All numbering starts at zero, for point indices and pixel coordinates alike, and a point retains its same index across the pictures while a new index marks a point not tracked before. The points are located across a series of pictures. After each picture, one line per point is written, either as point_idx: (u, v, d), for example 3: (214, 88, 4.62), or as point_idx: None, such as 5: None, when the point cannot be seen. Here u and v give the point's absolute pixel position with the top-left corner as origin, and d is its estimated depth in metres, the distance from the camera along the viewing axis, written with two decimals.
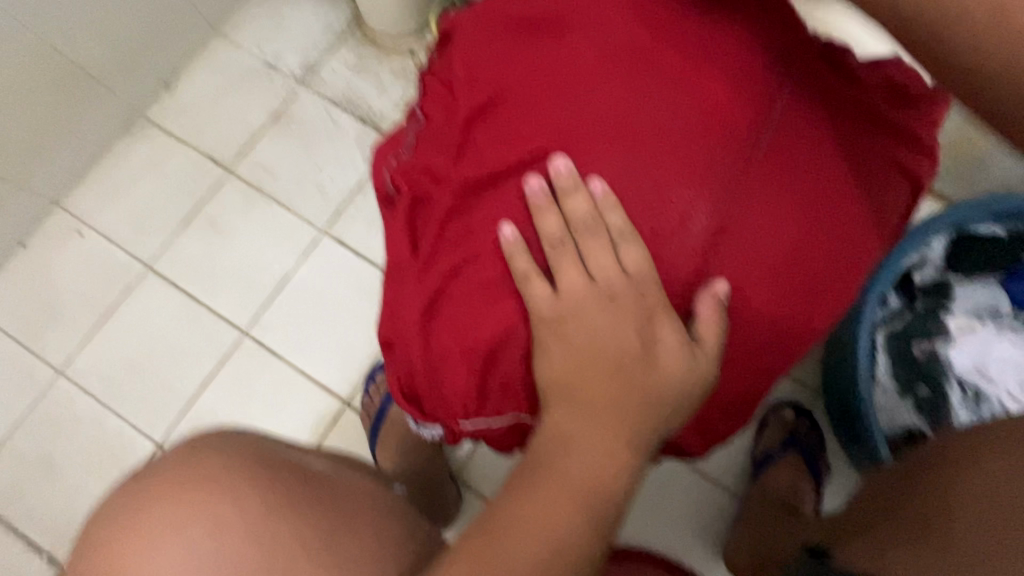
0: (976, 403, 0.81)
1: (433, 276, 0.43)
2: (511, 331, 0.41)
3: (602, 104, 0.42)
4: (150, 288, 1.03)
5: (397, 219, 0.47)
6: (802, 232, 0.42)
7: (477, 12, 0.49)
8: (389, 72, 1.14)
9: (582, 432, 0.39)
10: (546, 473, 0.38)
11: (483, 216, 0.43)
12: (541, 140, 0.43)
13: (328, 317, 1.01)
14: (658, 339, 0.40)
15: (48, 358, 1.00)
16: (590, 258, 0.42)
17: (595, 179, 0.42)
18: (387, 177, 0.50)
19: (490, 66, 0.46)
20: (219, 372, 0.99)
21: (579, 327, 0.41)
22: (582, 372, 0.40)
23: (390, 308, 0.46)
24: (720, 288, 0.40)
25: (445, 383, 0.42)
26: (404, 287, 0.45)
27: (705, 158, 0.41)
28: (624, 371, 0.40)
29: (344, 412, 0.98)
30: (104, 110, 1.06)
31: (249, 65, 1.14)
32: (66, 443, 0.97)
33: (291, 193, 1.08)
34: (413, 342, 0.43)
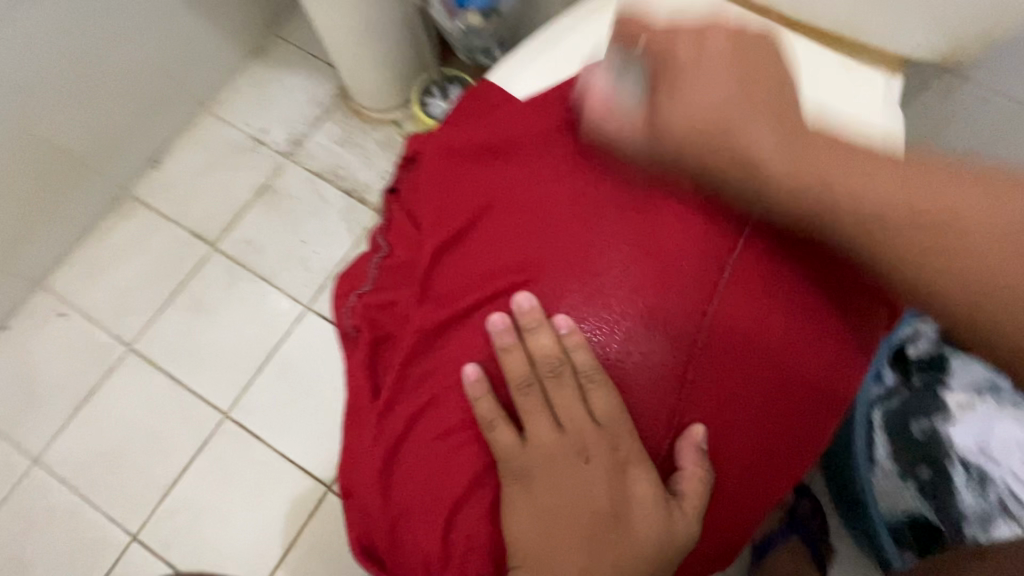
0: (982, 486, 0.76)
1: (395, 421, 0.42)
2: (479, 482, 0.40)
3: (564, 245, 0.43)
4: (130, 368, 1.01)
5: (360, 357, 0.46)
6: (760, 384, 0.42)
7: (443, 136, 0.50)
8: (374, 144, 1.15)
9: None
10: None
11: (447, 356, 0.43)
12: (505, 278, 0.43)
13: (311, 395, 0.99)
14: (632, 493, 0.40)
15: (24, 446, 0.97)
16: (556, 404, 0.41)
17: (560, 317, 0.42)
18: (347, 313, 0.49)
19: (453, 197, 0.46)
20: (198, 458, 0.96)
21: (549, 479, 0.40)
22: (555, 534, 0.39)
23: (352, 449, 0.45)
24: (698, 433, 0.41)
25: (406, 538, 0.41)
26: (364, 430, 0.44)
27: (658, 310, 0.42)
28: (596, 532, 0.39)
29: (327, 498, 0.94)
30: (89, 188, 1.07)
31: (235, 139, 1.16)
32: (38, 535, 0.93)
33: (275, 267, 1.07)
34: (372, 493, 0.42)
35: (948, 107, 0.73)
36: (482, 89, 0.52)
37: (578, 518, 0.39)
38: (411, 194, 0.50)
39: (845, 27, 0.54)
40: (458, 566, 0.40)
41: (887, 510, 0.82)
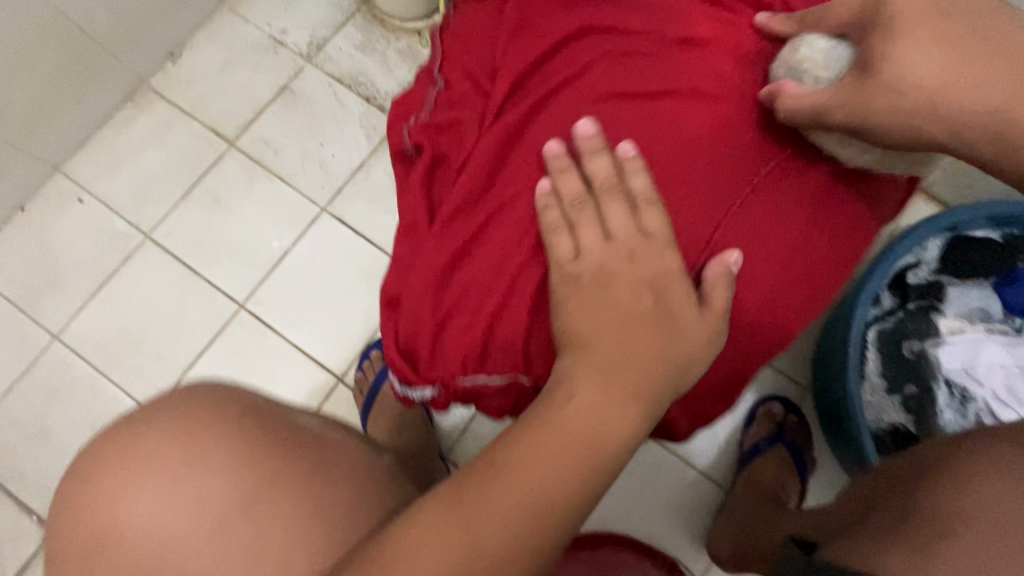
0: (962, 404, 0.82)
1: (456, 234, 0.50)
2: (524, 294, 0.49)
3: (635, 83, 0.49)
4: (148, 257, 1.03)
5: (419, 173, 0.53)
6: (788, 222, 0.49)
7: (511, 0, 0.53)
8: (395, 52, 1.14)
9: (595, 389, 0.44)
10: (550, 420, 0.43)
11: (512, 171, 0.51)
12: (575, 109, 0.50)
13: (325, 292, 1.02)
14: (671, 299, 0.46)
15: (44, 323, 1.00)
16: (610, 218, 0.49)
17: (623, 143, 0.48)
18: (404, 134, 0.55)
19: (523, 32, 0.52)
20: (213, 344, 1.00)
21: (597, 283, 0.47)
22: (603, 325, 0.46)
23: (407, 259, 0.53)
24: (731, 258, 0.47)
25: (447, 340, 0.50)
26: (420, 242, 0.52)
27: (712, 144, 0.49)
28: (650, 329, 0.46)
29: (338, 388, 0.98)
30: (108, 76, 1.06)
31: (255, 39, 1.14)
32: (59, 406, 0.97)
33: (292, 168, 1.08)
34: (425, 296, 0.50)
35: None
36: None
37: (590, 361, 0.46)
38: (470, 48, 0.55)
39: None
40: (495, 363, 0.49)
41: (871, 421, 0.86)
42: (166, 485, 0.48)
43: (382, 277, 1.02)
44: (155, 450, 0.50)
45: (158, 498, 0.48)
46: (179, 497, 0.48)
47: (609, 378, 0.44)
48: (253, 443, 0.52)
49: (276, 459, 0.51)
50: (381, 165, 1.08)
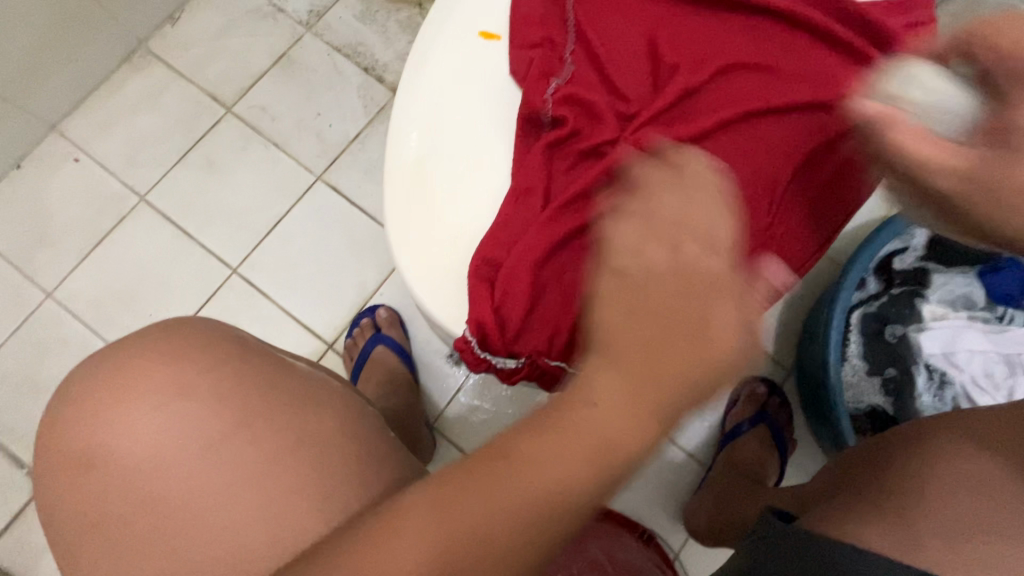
0: (940, 388, 0.84)
1: (562, 229, 0.49)
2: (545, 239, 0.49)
3: (776, 141, 0.51)
4: (142, 218, 1.04)
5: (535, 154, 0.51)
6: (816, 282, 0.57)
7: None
8: (395, 23, 1.13)
9: (614, 392, 0.34)
10: (560, 419, 0.34)
11: None
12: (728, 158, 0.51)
13: (319, 260, 1.03)
14: (713, 321, 0.34)
15: (37, 280, 1.01)
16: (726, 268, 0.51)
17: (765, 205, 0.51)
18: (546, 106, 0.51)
19: (707, 52, 0.53)
20: (206, 307, 1.01)
21: (618, 267, 0.36)
22: (640, 323, 0.35)
23: (506, 222, 0.50)
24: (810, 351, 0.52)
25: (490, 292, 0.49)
26: (525, 225, 0.50)
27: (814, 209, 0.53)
28: (694, 336, 0.34)
29: (328, 354, 0.99)
30: (106, 36, 1.05)
31: (255, 5, 1.14)
32: (51, 362, 0.98)
33: (288, 135, 1.08)
34: (523, 282, 0.49)
35: None
36: None
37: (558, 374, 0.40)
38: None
39: None
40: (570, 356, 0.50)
41: (851, 403, 0.88)
42: (165, 403, 0.51)
43: (376, 247, 1.03)
44: (152, 373, 0.52)
45: (155, 418, 0.51)
46: (173, 420, 0.51)
47: (620, 394, 0.34)
48: (242, 374, 0.53)
49: (263, 391, 0.53)
50: (378, 136, 1.08)
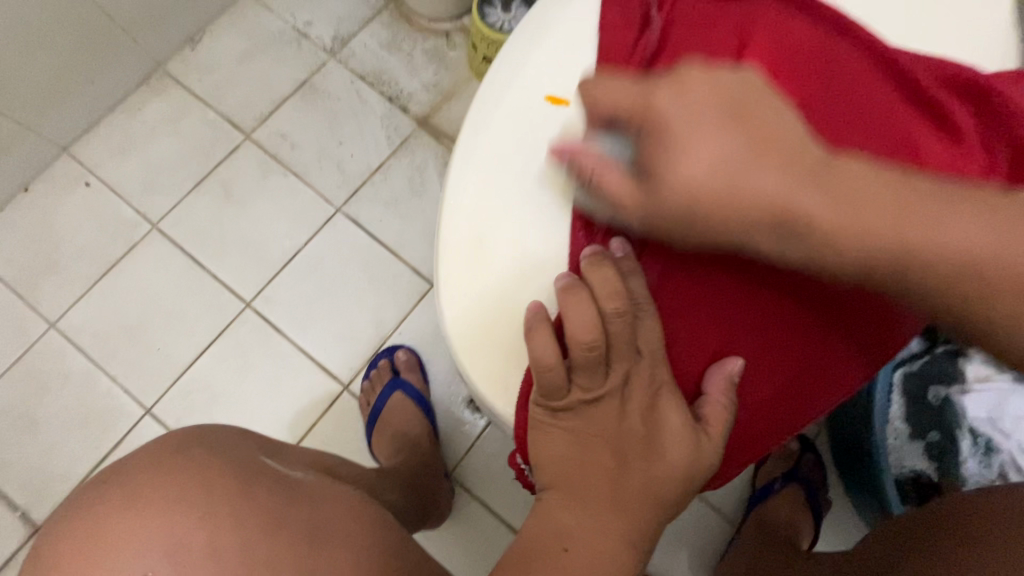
0: (986, 455, 0.77)
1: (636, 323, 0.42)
2: (644, 332, 0.41)
3: None
4: (154, 247, 1.00)
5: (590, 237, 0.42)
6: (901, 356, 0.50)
7: (599, 0, 0.47)
8: (421, 52, 1.11)
9: (585, 525, 0.40)
10: (547, 562, 0.39)
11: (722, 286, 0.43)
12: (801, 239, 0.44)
13: (336, 296, 0.99)
14: (664, 423, 0.40)
15: (41, 310, 0.96)
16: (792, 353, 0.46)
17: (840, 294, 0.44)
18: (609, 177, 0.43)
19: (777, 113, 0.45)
20: (217, 343, 0.96)
21: (586, 414, 0.41)
22: (582, 456, 0.41)
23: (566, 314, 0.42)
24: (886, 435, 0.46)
25: (575, 396, 0.40)
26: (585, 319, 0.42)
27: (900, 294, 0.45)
28: (629, 457, 0.40)
29: (343, 397, 0.95)
30: (124, 58, 1.02)
31: (278, 30, 1.11)
32: (52, 396, 0.94)
33: (308, 165, 1.05)
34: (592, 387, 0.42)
35: None
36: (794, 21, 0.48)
37: (635, 456, 0.40)
38: (583, 52, 0.46)
39: None
40: None
41: (893, 467, 0.84)
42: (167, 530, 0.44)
43: (396, 284, 0.99)
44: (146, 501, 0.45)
45: None
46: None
47: (609, 514, 0.40)
48: (245, 519, 0.46)
49: (275, 525, 0.47)
50: (401, 168, 1.05)
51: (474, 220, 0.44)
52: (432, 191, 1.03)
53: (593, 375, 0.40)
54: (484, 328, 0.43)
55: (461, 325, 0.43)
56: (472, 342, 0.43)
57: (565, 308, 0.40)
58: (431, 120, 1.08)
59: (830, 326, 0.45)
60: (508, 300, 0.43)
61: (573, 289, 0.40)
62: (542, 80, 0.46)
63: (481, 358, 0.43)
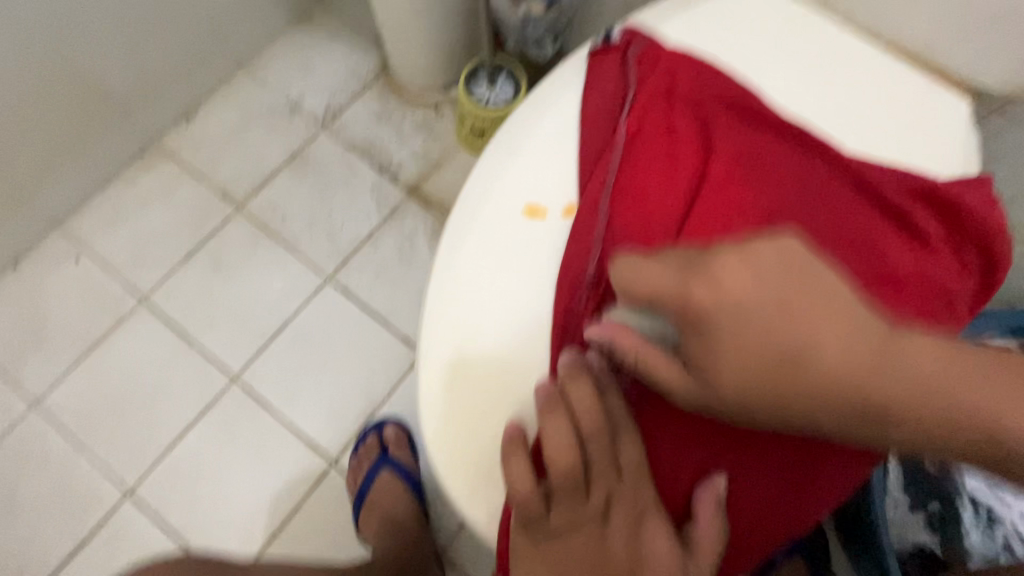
0: (989, 527, 0.76)
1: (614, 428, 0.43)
2: (625, 454, 0.41)
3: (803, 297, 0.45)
4: (142, 320, 0.99)
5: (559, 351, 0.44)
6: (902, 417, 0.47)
7: (561, 120, 0.50)
8: (411, 122, 1.14)
9: None
10: None
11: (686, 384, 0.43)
12: None
13: (325, 367, 0.98)
14: (646, 541, 0.40)
15: (23, 387, 0.95)
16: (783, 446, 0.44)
17: None
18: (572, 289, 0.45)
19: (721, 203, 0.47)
20: (202, 418, 0.95)
21: (567, 535, 0.41)
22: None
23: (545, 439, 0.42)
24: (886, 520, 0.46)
25: (554, 523, 0.40)
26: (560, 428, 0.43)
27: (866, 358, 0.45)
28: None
29: (331, 473, 0.93)
30: (119, 135, 1.04)
31: (271, 103, 1.14)
32: (31, 479, 0.91)
33: (299, 235, 1.06)
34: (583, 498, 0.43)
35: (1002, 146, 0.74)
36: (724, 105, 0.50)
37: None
38: (559, 165, 0.48)
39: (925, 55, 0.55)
40: None
41: (895, 541, 0.82)
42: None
43: (384, 353, 0.99)
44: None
45: None
46: None
47: None
48: None
49: None
50: (390, 236, 1.06)
51: (454, 332, 0.45)
52: (422, 259, 1.04)
53: (573, 500, 0.40)
54: (463, 443, 0.43)
55: (440, 438, 0.43)
56: (452, 456, 0.43)
57: (544, 435, 0.40)
58: (420, 188, 1.10)
59: (819, 431, 0.43)
60: (486, 415, 0.44)
61: (551, 414, 0.40)
62: (519, 194, 0.48)
63: (459, 474, 0.43)
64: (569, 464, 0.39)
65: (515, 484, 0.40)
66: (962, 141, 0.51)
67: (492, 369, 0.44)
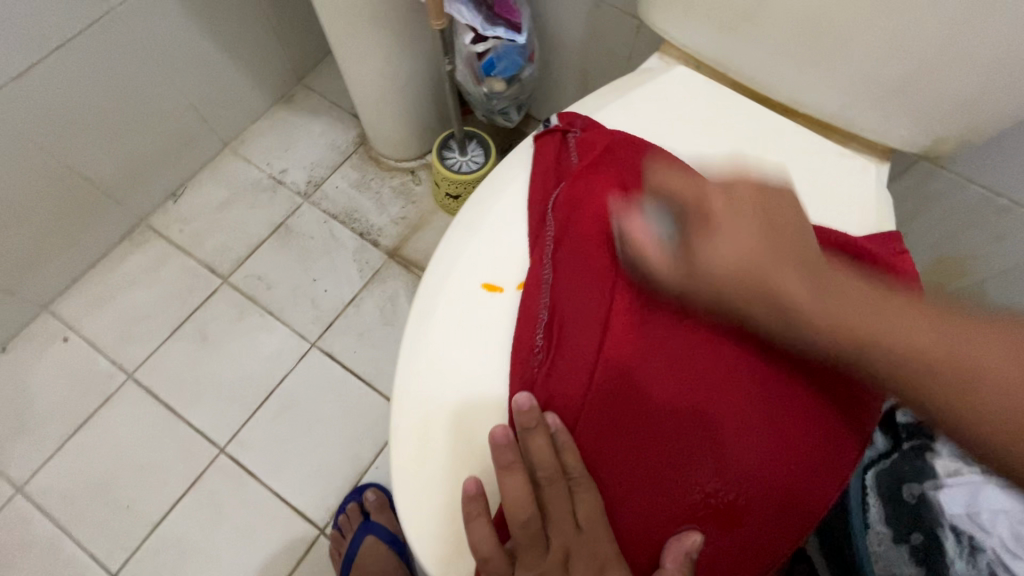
0: (972, 554, 0.76)
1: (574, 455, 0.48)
2: (579, 504, 0.45)
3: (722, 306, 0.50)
4: (128, 397, 1.00)
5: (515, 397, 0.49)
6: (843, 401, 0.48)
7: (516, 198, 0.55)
8: (389, 189, 1.20)
9: None
10: None
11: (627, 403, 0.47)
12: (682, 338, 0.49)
13: (311, 433, 0.99)
14: None
15: (7, 474, 0.95)
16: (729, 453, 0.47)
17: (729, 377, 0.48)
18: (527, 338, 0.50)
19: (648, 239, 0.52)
20: (189, 494, 0.94)
21: None
22: None
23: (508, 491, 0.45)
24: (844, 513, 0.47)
25: (520, 574, 0.44)
26: None
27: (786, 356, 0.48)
28: None
29: (319, 543, 0.92)
30: (107, 217, 1.09)
31: (255, 179, 1.20)
32: (11, 569, 0.89)
33: (284, 304, 1.09)
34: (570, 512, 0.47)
35: (932, 188, 0.80)
36: (624, 144, 0.55)
37: None
38: (512, 240, 0.54)
39: (838, 119, 0.62)
40: None
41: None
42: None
43: (370, 415, 1.00)
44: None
45: None
46: None
47: None
48: None
49: None
50: (372, 299, 1.10)
51: (422, 403, 0.49)
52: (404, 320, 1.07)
53: (534, 554, 0.44)
54: (435, 507, 0.47)
55: (415, 503, 0.47)
56: (424, 520, 0.46)
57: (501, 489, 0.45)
58: (400, 251, 1.14)
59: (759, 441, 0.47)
60: (453, 478, 0.47)
61: (509, 469, 0.45)
62: (479, 270, 0.53)
63: (432, 539, 0.46)
64: (525, 510, 0.44)
65: (479, 541, 0.43)
66: (870, 205, 0.56)
67: (457, 436, 0.48)
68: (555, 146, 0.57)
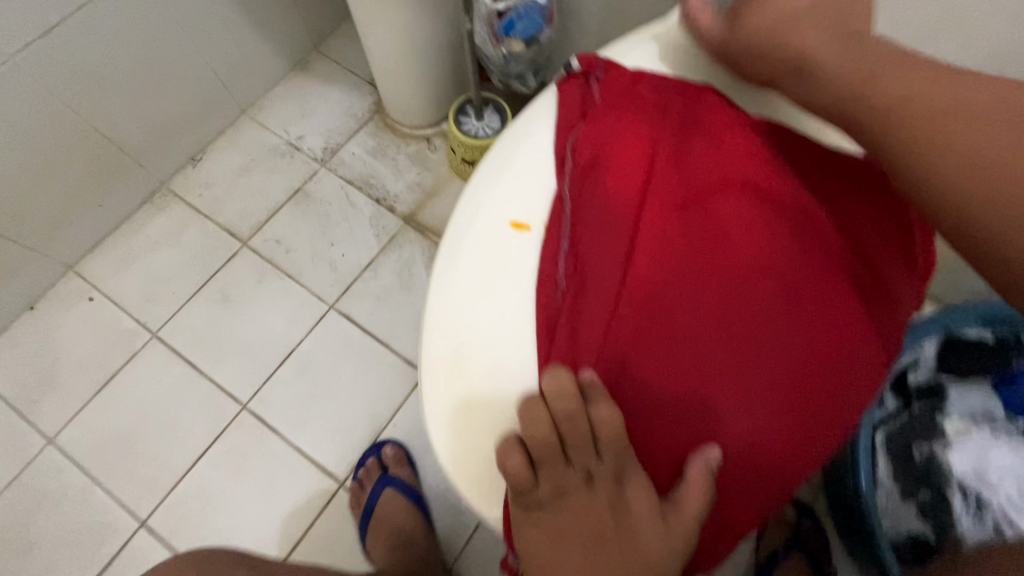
0: (978, 511, 0.80)
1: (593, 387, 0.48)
2: (602, 422, 0.44)
3: (742, 235, 0.48)
4: (153, 355, 1.03)
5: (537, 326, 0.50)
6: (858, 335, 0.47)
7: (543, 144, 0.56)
8: (405, 156, 1.21)
9: None
10: None
11: (641, 331, 0.47)
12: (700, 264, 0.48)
13: (330, 392, 1.01)
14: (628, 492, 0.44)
15: (39, 426, 0.98)
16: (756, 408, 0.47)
17: (745, 299, 0.47)
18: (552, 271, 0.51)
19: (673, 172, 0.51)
20: (213, 448, 0.97)
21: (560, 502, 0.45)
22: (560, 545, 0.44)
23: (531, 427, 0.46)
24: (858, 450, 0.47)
25: (543, 488, 0.45)
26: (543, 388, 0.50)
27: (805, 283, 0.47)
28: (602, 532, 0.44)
29: (339, 495, 0.95)
30: (130, 180, 1.10)
31: (273, 145, 1.21)
32: (45, 516, 0.93)
33: (302, 267, 1.11)
34: None
35: None
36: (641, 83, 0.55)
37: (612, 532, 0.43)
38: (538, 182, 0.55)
39: None
40: None
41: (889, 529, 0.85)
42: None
43: (388, 374, 1.03)
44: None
45: None
46: None
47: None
48: None
49: None
50: (389, 264, 1.11)
51: (454, 335, 0.51)
52: (420, 283, 1.09)
53: (557, 467, 0.45)
54: (464, 433, 0.49)
55: (446, 431, 0.49)
56: (456, 445, 0.48)
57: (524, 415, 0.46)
58: (416, 217, 1.16)
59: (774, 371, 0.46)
60: (483, 405, 0.49)
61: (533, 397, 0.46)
62: (507, 210, 0.54)
63: (462, 465, 0.49)
64: (544, 432, 0.45)
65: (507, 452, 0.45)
66: None
67: (487, 370, 0.50)
68: (579, 87, 0.57)
